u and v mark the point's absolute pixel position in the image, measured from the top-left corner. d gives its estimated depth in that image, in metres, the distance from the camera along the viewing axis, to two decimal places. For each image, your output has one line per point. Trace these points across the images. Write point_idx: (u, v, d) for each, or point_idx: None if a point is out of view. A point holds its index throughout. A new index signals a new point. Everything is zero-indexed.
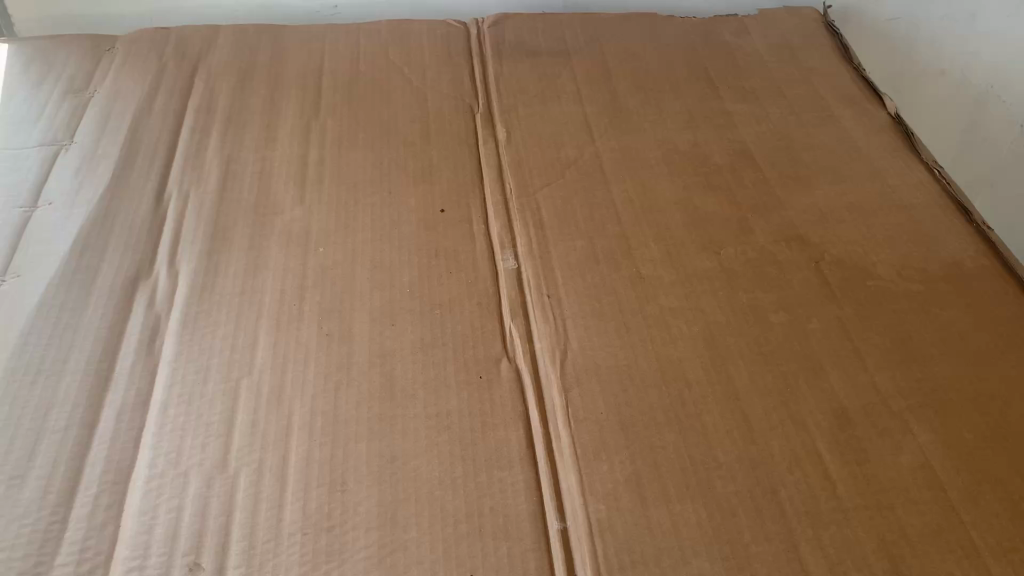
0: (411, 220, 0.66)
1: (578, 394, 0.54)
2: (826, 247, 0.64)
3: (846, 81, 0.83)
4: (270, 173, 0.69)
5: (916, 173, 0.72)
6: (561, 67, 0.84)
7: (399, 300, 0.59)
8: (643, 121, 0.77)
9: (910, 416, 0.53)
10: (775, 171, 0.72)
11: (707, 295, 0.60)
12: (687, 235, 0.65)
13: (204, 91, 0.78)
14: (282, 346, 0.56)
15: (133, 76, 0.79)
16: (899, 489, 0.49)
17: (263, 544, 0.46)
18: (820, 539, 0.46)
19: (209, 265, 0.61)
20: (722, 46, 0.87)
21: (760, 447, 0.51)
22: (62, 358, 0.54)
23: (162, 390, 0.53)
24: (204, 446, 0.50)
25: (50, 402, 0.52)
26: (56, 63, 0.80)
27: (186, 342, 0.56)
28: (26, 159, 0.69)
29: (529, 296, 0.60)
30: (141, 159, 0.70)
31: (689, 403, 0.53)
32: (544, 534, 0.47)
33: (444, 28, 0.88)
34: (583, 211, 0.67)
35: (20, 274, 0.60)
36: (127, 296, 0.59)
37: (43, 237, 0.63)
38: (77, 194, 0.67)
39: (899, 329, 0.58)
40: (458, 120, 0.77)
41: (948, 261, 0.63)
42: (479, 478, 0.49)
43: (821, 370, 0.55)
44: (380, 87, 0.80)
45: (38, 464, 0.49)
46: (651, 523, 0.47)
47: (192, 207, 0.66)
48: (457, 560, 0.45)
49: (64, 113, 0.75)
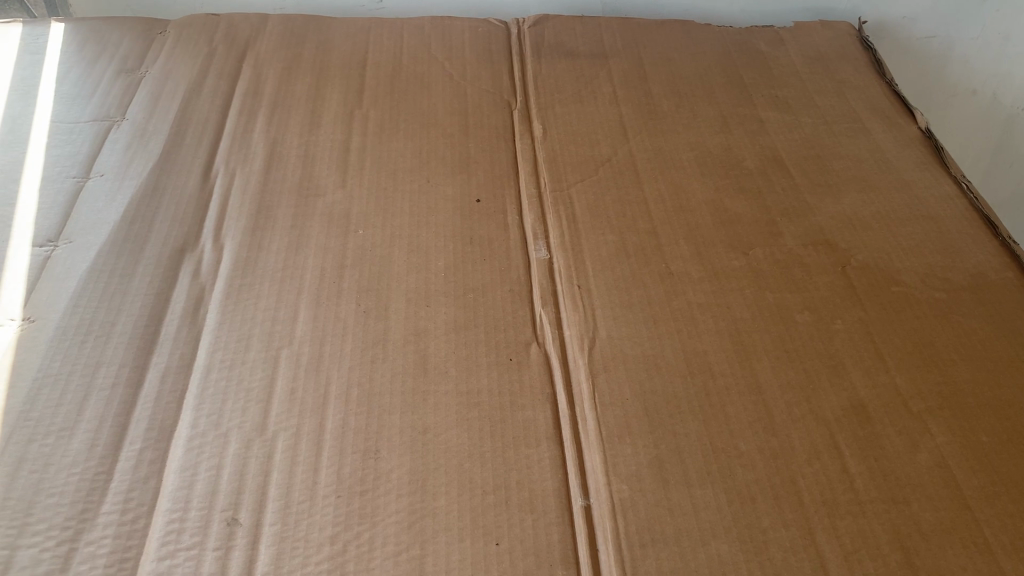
0: (447, 207, 0.68)
1: (604, 379, 0.55)
2: (853, 253, 0.66)
3: (878, 94, 0.84)
4: (314, 157, 0.72)
5: (943, 186, 0.73)
6: (598, 68, 0.86)
7: (435, 283, 0.61)
8: (677, 124, 0.79)
9: (929, 417, 0.54)
10: (805, 178, 0.73)
11: (733, 293, 0.62)
12: (716, 234, 0.67)
13: (252, 75, 0.81)
14: (321, 320, 0.58)
15: (184, 58, 0.82)
16: (915, 485, 0.50)
17: (299, 504, 0.48)
18: (836, 528, 0.48)
19: (253, 240, 0.63)
20: (757, 55, 0.89)
21: (781, 439, 0.52)
22: (110, 321, 0.57)
23: (205, 355, 0.55)
24: (244, 410, 0.52)
25: (98, 361, 0.54)
26: (110, 43, 0.83)
27: (228, 311, 0.58)
28: (79, 133, 0.72)
29: (560, 286, 0.62)
30: (191, 137, 0.73)
31: (712, 393, 0.55)
32: (568, 510, 0.48)
33: (485, 25, 0.90)
34: (615, 207, 0.69)
35: (72, 240, 0.62)
36: (173, 266, 0.61)
37: (95, 206, 0.65)
38: (128, 167, 0.69)
39: (922, 334, 0.59)
40: (497, 114, 0.79)
41: (973, 271, 0.65)
42: (506, 454, 0.51)
43: (842, 369, 0.57)
44: (422, 80, 0.82)
45: (86, 418, 0.51)
46: (672, 504, 0.49)
47: (237, 185, 0.68)
48: (483, 529, 0.47)
49: (117, 91, 0.77)
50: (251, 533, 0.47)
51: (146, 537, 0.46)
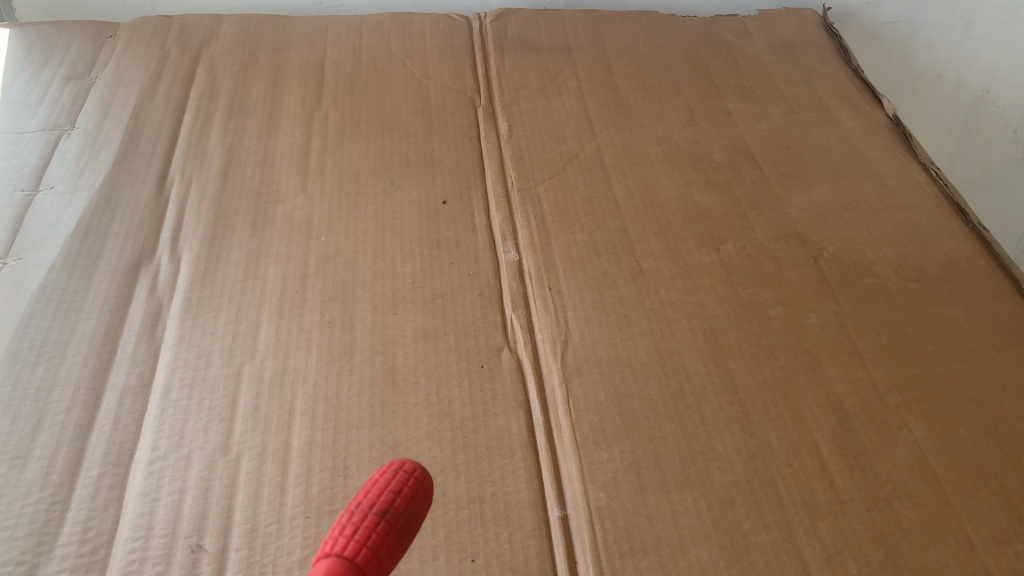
0: (412, 210, 0.66)
1: (578, 384, 0.54)
2: (825, 244, 0.65)
3: (845, 81, 0.84)
4: (273, 162, 0.70)
5: (912, 174, 0.73)
6: (563, 62, 0.84)
7: (402, 290, 0.60)
8: (643, 117, 0.77)
9: (906, 411, 0.53)
10: (774, 170, 0.72)
11: (707, 290, 0.61)
12: (687, 230, 0.66)
13: (207, 79, 0.78)
14: (284, 332, 0.56)
15: (135, 62, 0.79)
16: (895, 482, 0.49)
17: (266, 527, 0.46)
18: (817, 530, 0.47)
19: (210, 251, 0.61)
20: (723, 45, 0.88)
21: (758, 439, 0.51)
22: (64, 341, 0.54)
23: (164, 373, 0.53)
24: (206, 430, 0.50)
25: (51, 384, 0.52)
26: (57, 48, 0.80)
27: (187, 327, 0.56)
28: (27, 143, 0.70)
29: (531, 288, 0.61)
30: (145, 145, 0.70)
31: (688, 395, 0.54)
32: (545, 521, 0.47)
33: (446, 21, 0.88)
34: (584, 205, 0.68)
35: (21, 257, 0.60)
36: (129, 281, 0.59)
37: (46, 220, 0.63)
38: (79, 178, 0.67)
39: (896, 326, 0.59)
40: (461, 113, 0.77)
41: (945, 260, 0.64)
42: (480, 466, 0.49)
43: (819, 364, 0.56)
44: (384, 79, 0.80)
45: (40, 446, 0.49)
46: (651, 511, 0.47)
47: (194, 193, 0.66)
48: (458, 545, 0.45)
49: (66, 99, 0.75)
50: (216, 560, 0.45)
51: (106, 568, 0.44)
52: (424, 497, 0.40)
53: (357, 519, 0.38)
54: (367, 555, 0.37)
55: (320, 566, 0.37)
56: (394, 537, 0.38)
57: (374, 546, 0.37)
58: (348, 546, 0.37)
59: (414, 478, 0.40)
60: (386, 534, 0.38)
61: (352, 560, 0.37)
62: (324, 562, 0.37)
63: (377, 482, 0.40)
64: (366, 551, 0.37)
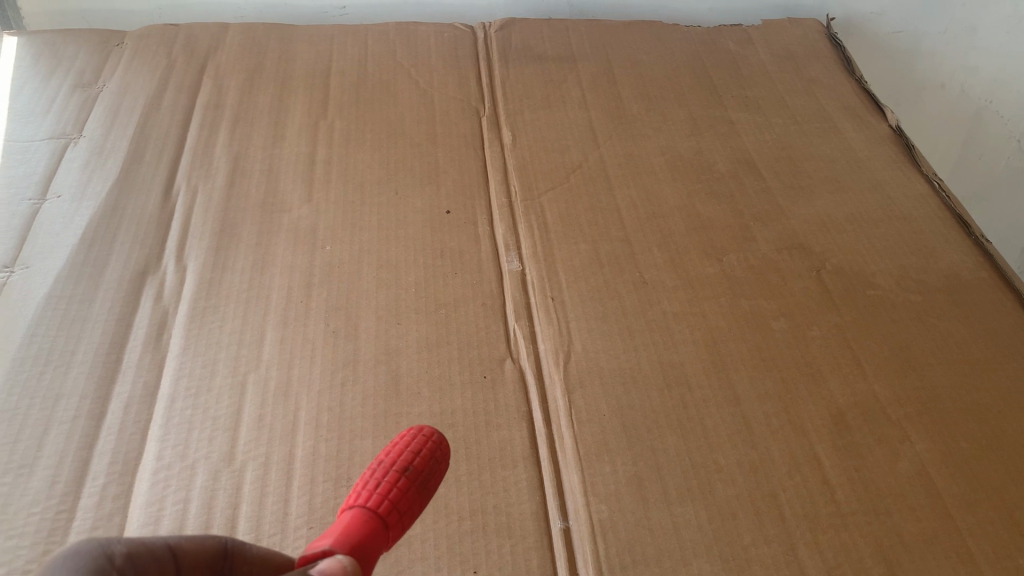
0: (417, 220, 0.67)
1: (581, 395, 0.54)
2: (828, 256, 0.65)
3: (848, 92, 0.84)
4: (278, 171, 0.70)
5: (915, 186, 0.73)
6: (566, 72, 0.85)
7: (406, 300, 0.60)
8: (647, 127, 0.78)
9: (907, 424, 0.53)
10: (777, 180, 0.73)
11: (710, 302, 0.61)
12: (690, 240, 0.66)
13: (213, 88, 0.79)
14: (288, 342, 0.56)
15: (142, 71, 0.80)
16: (896, 495, 0.50)
17: (270, 537, 0.46)
18: (819, 543, 0.47)
19: (216, 260, 0.62)
20: (726, 55, 0.88)
21: (760, 451, 0.52)
22: (70, 349, 0.55)
23: (169, 383, 0.53)
24: (211, 440, 0.51)
25: (58, 394, 0.52)
26: (64, 57, 0.81)
27: (193, 337, 0.56)
28: (35, 151, 0.70)
29: (534, 299, 0.61)
30: (151, 154, 0.71)
31: (689, 406, 0.54)
32: (547, 533, 0.47)
33: (450, 30, 0.89)
34: (587, 215, 0.68)
35: (28, 266, 0.60)
36: (134, 290, 0.59)
37: (52, 229, 0.63)
38: (86, 187, 0.67)
39: (897, 338, 0.59)
40: (465, 122, 0.77)
41: (947, 272, 0.64)
42: (482, 477, 0.50)
43: (820, 377, 0.56)
44: (388, 88, 0.81)
45: (46, 455, 0.49)
46: (652, 524, 0.48)
47: (200, 202, 0.67)
48: (461, 557, 0.46)
49: (74, 107, 0.75)
50: None
51: None
52: (442, 460, 0.44)
53: (380, 475, 0.42)
54: (389, 507, 0.40)
55: (347, 515, 0.40)
56: (413, 492, 0.41)
57: (395, 499, 0.41)
58: (371, 498, 0.41)
59: (431, 441, 0.44)
60: (406, 488, 0.41)
61: (375, 510, 0.40)
62: (349, 512, 0.40)
63: (398, 443, 0.44)
64: (388, 503, 0.40)
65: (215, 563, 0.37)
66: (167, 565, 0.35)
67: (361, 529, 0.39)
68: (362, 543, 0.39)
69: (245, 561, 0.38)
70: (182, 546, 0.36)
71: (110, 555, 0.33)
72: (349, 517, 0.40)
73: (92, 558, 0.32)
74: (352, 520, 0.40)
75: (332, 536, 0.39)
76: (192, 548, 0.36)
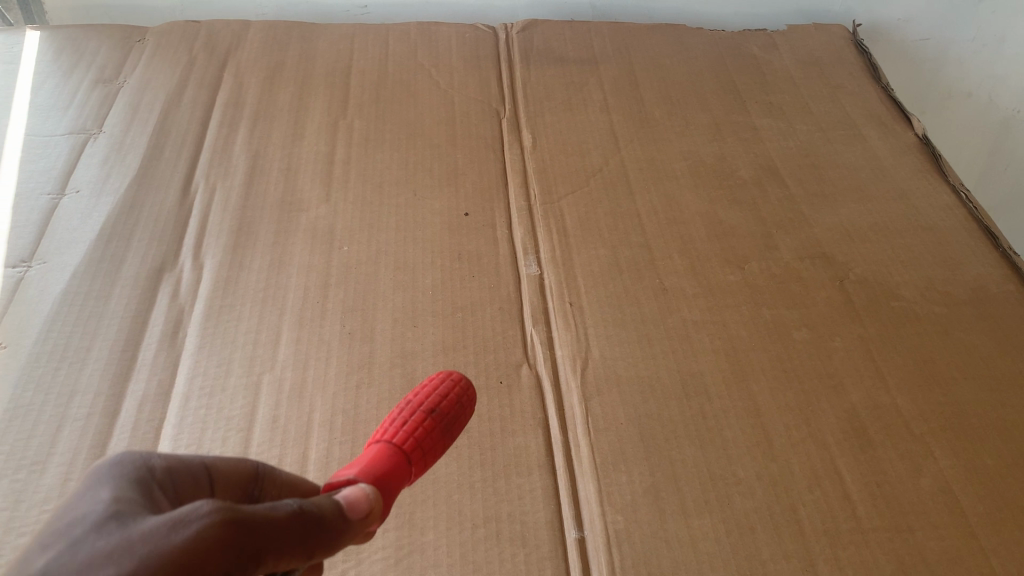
0: (435, 221, 0.66)
1: (598, 403, 0.54)
2: (851, 266, 0.64)
3: (874, 100, 0.83)
4: (296, 170, 0.70)
5: (941, 196, 0.72)
6: (588, 75, 0.84)
7: (422, 302, 0.59)
8: (669, 131, 0.77)
9: (931, 439, 0.52)
10: (800, 188, 0.72)
11: (730, 310, 0.60)
12: (711, 247, 0.65)
13: (233, 85, 0.78)
14: (304, 343, 0.56)
15: (163, 67, 0.80)
16: (919, 512, 0.48)
17: None
18: (839, 559, 0.46)
19: (233, 259, 0.62)
20: (749, 60, 0.87)
21: (780, 464, 0.51)
22: (85, 346, 0.55)
23: (184, 382, 0.53)
24: (224, 440, 0.50)
25: (73, 390, 0.52)
26: (86, 52, 0.81)
27: (209, 336, 0.56)
28: (54, 146, 0.70)
29: (551, 304, 0.60)
30: (170, 151, 0.71)
31: (708, 416, 0.53)
32: (561, 543, 0.47)
33: (472, 31, 0.88)
34: (607, 220, 0.67)
35: (46, 261, 0.60)
36: (151, 287, 0.59)
37: (71, 224, 0.63)
38: (104, 183, 0.67)
39: (922, 352, 0.58)
40: (485, 124, 0.77)
41: (973, 284, 0.63)
42: (497, 484, 0.49)
43: (842, 390, 0.55)
44: (408, 88, 0.80)
45: (59, 452, 0.49)
46: (669, 535, 0.47)
47: (218, 200, 0.66)
48: (474, 565, 0.45)
49: (94, 102, 0.75)
50: None
51: None
52: (467, 406, 0.43)
53: (407, 414, 0.41)
54: (414, 444, 0.40)
55: (372, 449, 0.39)
56: (437, 434, 0.41)
57: (420, 437, 0.40)
58: (397, 435, 0.40)
59: (459, 386, 0.44)
60: (431, 428, 0.41)
61: (400, 445, 0.39)
62: (376, 446, 0.40)
63: (426, 385, 0.43)
64: (413, 440, 0.40)
65: (248, 486, 0.33)
66: (203, 482, 0.32)
67: (386, 461, 0.38)
68: (387, 474, 0.38)
69: (275, 485, 0.35)
70: (216, 465, 0.33)
71: (151, 468, 0.29)
72: (375, 451, 0.39)
73: (133, 469, 0.29)
74: (377, 453, 0.39)
75: (358, 465, 0.38)
76: (226, 469, 0.33)
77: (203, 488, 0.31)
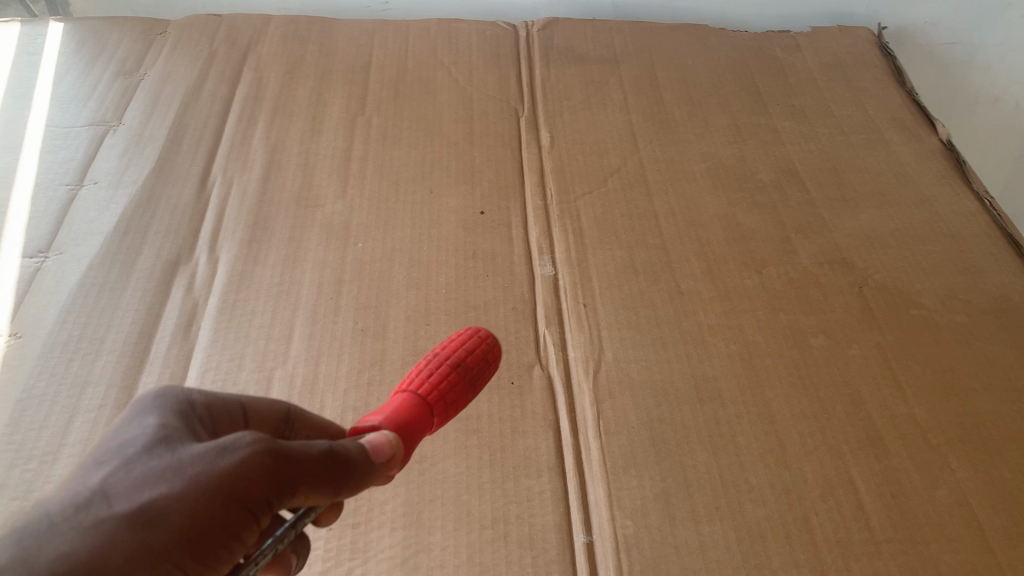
0: (450, 219, 0.66)
1: (610, 406, 0.53)
2: (871, 272, 0.63)
3: (899, 104, 0.82)
4: (313, 166, 0.70)
5: (965, 202, 0.70)
6: (608, 74, 0.83)
7: (435, 300, 0.59)
8: (689, 132, 0.76)
9: (949, 451, 0.51)
10: (821, 193, 0.71)
11: (747, 315, 0.59)
12: (728, 250, 0.65)
13: (253, 79, 0.79)
14: (316, 340, 0.56)
15: (184, 61, 0.80)
16: (934, 524, 0.48)
17: None
18: (851, 570, 0.46)
19: (248, 253, 0.62)
20: (772, 61, 0.86)
21: (793, 472, 0.50)
22: (99, 337, 0.55)
23: (196, 375, 0.53)
24: None
25: (85, 381, 0.52)
26: (108, 45, 0.81)
27: (222, 329, 0.56)
28: (74, 137, 0.70)
29: (565, 305, 0.60)
30: (188, 144, 0.71)
31: (721, 422, 0.53)
32: (569, 546, 0.46)
33: (492, 28, 0.88)
34: (624, 221, 0.67)
35: (63, 251, 0.60)
36: (166, 280, 0.59)
37: (88, 215, 0.63)
38: (122, 175, 0.67)
39: (941, 361, 0.57)
40: (503, 122, 0.76)
41: (995, 293, 0.62)
42: (506, 485, 0.49)
43: (858, 398, 0.54)
44: (427, 85, 0.80)
45: (70, 442, 0.49)
46: (679, 542, 0.46)
47: (235, 194, 0.67)
48: (480, 567, 0.45)
49: (115, 94, 0.75)
50: None
51: None
52: (491, 362, 0.43)
53: (433, 366, 0.41)
54: (438, 396, 0.40)
55: (398, 397, 0.40)
56: (461, 388, 0.41)
57: (444, 391, 0.40)
58: (423, 385, 0.40)
59: (485, 343, 0.43)
60: (456, 382, 0.41)
61: (424, 397, 0.40)
62: (400, 395, 0.40)
63: (454, 339, 0.43)
64: (437, 394, 0.40)
65: (280, 425, 0.40)
66: (239, 418, 0.38)
67: (410, 411, 0.39)
68: (410, 425, 0.38)
69: (305, 427, 0.40)
70: (252, 405, 0.39)
71: (191, 402, 0.35)
72: (399, 399, 0.40)
73: (177, 402, 0.35)
74: (401, 402, 0.40)
75: (383, 413, 0.39)
76: (261, 409, 0.39)
77: (239, 423, 0.37)
